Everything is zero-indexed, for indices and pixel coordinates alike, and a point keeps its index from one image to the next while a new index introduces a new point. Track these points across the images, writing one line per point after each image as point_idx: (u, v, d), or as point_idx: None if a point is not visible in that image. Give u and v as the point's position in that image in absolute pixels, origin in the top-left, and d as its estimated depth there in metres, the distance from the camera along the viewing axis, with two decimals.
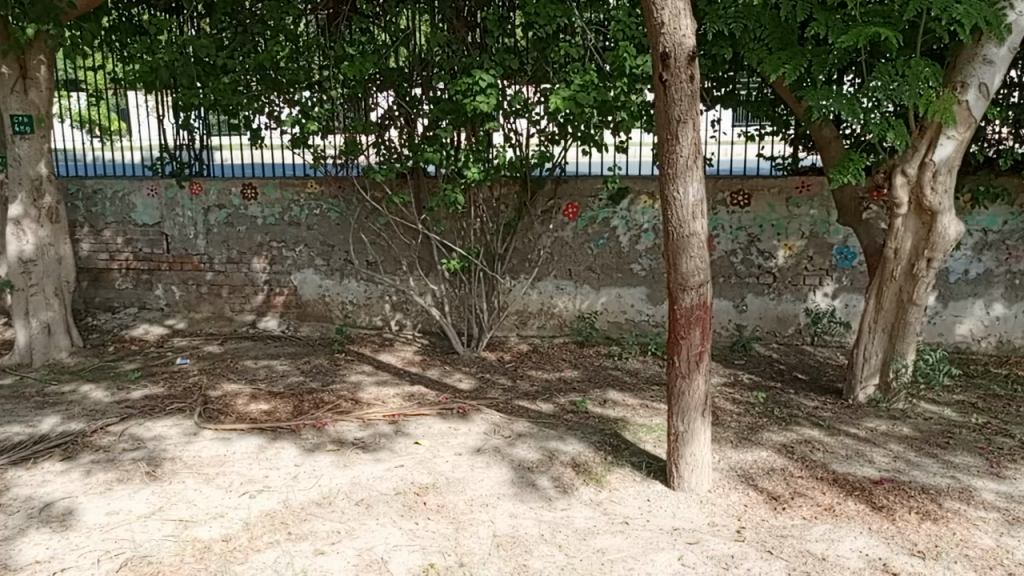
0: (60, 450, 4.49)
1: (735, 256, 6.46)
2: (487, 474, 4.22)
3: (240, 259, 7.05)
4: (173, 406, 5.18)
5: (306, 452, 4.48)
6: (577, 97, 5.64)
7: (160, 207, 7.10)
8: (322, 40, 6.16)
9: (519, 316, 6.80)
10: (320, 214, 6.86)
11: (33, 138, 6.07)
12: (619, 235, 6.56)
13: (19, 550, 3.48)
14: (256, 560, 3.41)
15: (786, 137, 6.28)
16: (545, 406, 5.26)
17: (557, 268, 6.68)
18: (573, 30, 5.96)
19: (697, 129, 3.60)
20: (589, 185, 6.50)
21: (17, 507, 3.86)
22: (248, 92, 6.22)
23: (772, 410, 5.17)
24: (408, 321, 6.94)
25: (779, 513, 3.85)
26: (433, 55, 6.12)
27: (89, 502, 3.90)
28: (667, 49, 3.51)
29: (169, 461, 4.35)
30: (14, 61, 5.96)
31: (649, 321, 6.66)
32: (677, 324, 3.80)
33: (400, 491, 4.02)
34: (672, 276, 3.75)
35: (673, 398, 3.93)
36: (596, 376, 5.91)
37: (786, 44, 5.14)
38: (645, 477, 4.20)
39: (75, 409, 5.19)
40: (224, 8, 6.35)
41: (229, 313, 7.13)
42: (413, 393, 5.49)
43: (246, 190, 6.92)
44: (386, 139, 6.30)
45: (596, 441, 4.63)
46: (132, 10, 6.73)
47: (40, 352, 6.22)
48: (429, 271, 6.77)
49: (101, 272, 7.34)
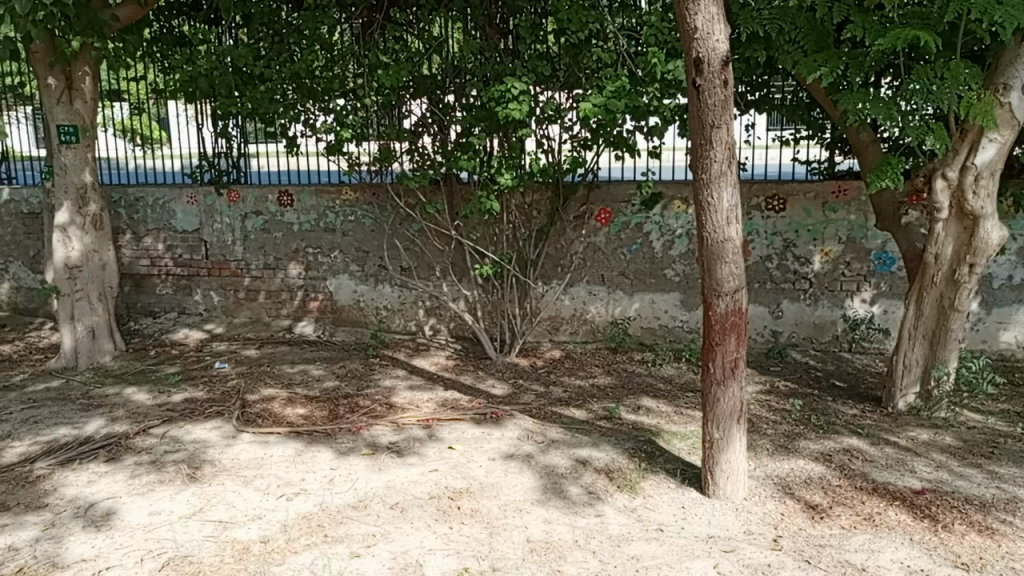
0: (105, 451, 4.60)
1: (771, 262, 6.38)
2: (520, 480, 4.23)
3: (276, 264, 7.16)
4: (212, 409, 5.28)
5: (341, 455, 4.54)
6: (609, 103, 5.65)
7: (200, 213, 7.25)
8: (356, 48, 6.23)
9: (552, 322, 6.80)
10: (355, 220, 6.94)
11: (78, 147, 6.25)
12: (652, 240, 6.52)
13: (66, 548, 3.58)
14: (294, 561, 3.46)
15: (823, 140, 6.23)
16: (579, 413, 5.25)
17: (590, 273, 6.67)
18: (605, 36, 5.99)
19: (731, 134, 3.58)
20: (622, 190, 6.49)
21: (63, 506, 3.96)
22: (284, 100, 6.30)
23: (809, 418, 5.09)
24: (442, 326, 6.99)
25: (817, 522, 3.79)
26: (466, 62, 6.20)
27: (132, 502, 3.99)
28: (701, 54, 3.50)
29: (209, 464, 4.44)
30: (60, 73, 6.14)
31: (683, 327, 6.60)
32: (712, 330, 3.78)
33: (434, 495, 4.05)
34: (706, 282, 3.73)
35: (708, 406, 3.92)
36: (629, 382, 5.89)
37: (822, 47, 5.11)
38: (680, 483, 4.19)
39: (119, 411, 5.31)
40: (261, 18, 6.48)
41: (266, 318, 7.24)
42: (447, 398, 5.52)
43: (282, 197, 7.03)
44: (419, 146, 6.35)
45: (630, 447, 4.62)
46: (173, 22, 6.94)
47: (85, 355, 6.39)
48: (462, 276, 6.81)
49: (143, 277, 7.51)
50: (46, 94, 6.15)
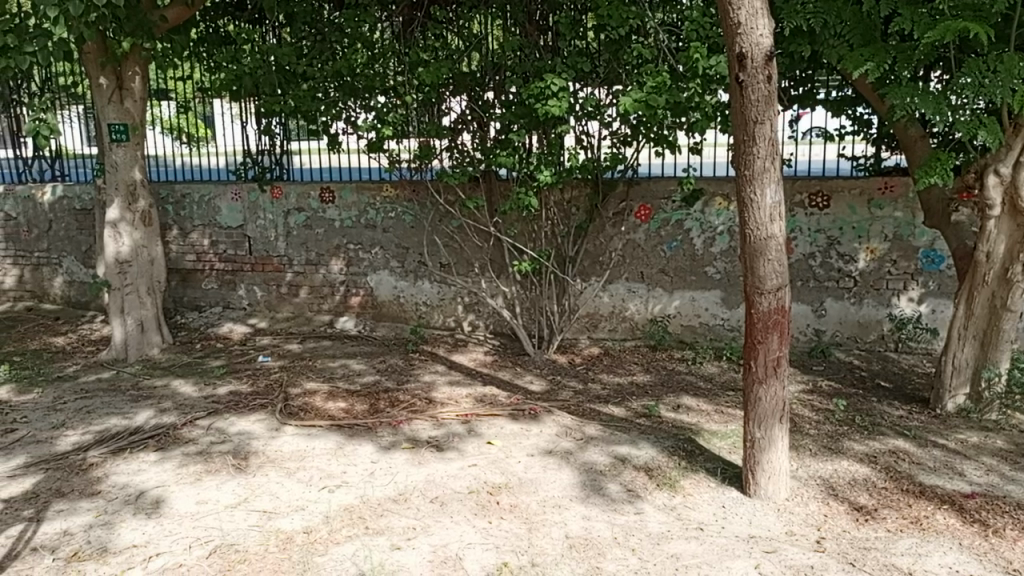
0: (154, 441, 4.73)
1: (814, 260, 6.28)
2: (559, 476, 4.23)
3: (318, 260, 7.27)
4: (257, 402, 5.39)
5: (381, 449, 4.60)
6: (650, 99, 5.61)
7: (243, 210, 7.38)
8: (397, 45, 6.30)
9: (590, 319, 6.78)
10: (395, 217, 7.00)
11: (128, 146, 6.41)
12: (692, 237, 6.45)
13: (117, 534, 3.69)
14: (336, 552, 3.52)
15: (868, 137, 6.10)
16: (618, 410, 5.24)
17: (629, 270, 6.64)
18: (645, 32, 5.95)
19: (774, 129, 3.54)
20: (663, 187, 6.44)
21: (115, 494, 4.09)
22: (326, 98, 6.39)
23: (853, 419, 5.00)
24: (481, 322, 7.02)
25: (862, 525, 3.73)
26: (505, 59, 6.20)
27: (181, 491, 4.09)
28: (744, 50, 3.45)
29: (254, 455, 4.53)
30: (112, 73, 6.30)
31: (724, 325, 6.53)
32: (754, 328, 3.74)
33: (473, 490, 4.08)
34: (749, 280, 3.69)
35: (750, 404, 3.88)
36: (669, 380, 5.85)
37: (868, 40, 4.99)
38: (720, 483, 4.15)
39: (167, 403, 5.45)
40: (304, 17, 6.58)
41: (308, 313, 7.36)
42: (485, 394, 5.55)
43: (324, 194, 7.14)
44: (459, 143, 6.39)
45: (670, 445, 4.59)
46: (218, 21, 7.06)
47: (134, 348, 6.57)
48: (501, 273, 6.83)
49: (189, 272, 7.68)
50: (98, 93, 6.32)
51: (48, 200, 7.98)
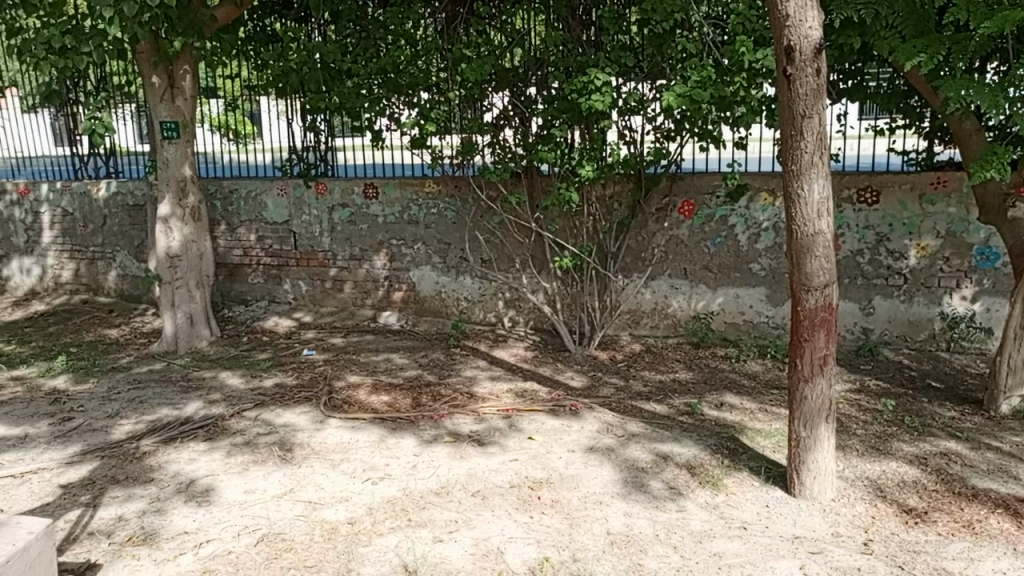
0: (203, 431, 4.86)
1: (862, 257, 6.14)
2: (600, 473, 4.23)
3: (362, 255, 7.36)
4: (302, 394, 5.49)
5: (424, 443, 4.65)
6: (693, 93, 5.53)
7: (289, 205, 7.51)
8: (440, 42, 6.34)
9: (632, 315, 6.75)
10: (437, 213, 7.05)
11: (179, 143, 6.58)
12: (737, 233, 6.36)
13: (169, 520, 3.80)
14: (379, 543, 3.57)
15: (920, 130, 5.94)
16: (660, 407, 5.21)
17: (672, 267, 6.58)
18: (690, 25, 5.88)
19: (823, 124, 3.47)
20: (706, 182, 6.36)
21: (166, 481, 4.20)
22: (370, 95, 6.48)
23: (903, 419, 4.90)
24: (521, 317, 7.02)
25: (911, 527, 3.65)
26: (549, 55, 6.13)
27: (229, 480, 4.19)
28: (792, 43, 3.39)
29: (299, 446, 4.62)
30: (164, 72, 6.47)
31: (769, 323, 6.43)
32: (800, 325, 3.68)
33: (515, 485, 4.10)
34: (795, 277, 3.64)
35: (795, 403, 3.82)
36: (712, 378, 5.79)
37: (921, 32, 4.88)
38: (764, 482, 4.10)
39: (216, 394, 5.58)
40: (349, 15, 6.67)
41: (352, 308, 7.46)
42: (526, 389, 5.57)
43: (367, 190, 7.22)
44: (500, 139, 6.40)
45: (713, 443, 4.54)
46: (265, 20, 7.21)
47: (184, 340, 6.74)
48: (542, 268, 6.84)
49: (236, 267, 7.84)
50: (150, 92, 6.48)
51: (103, 196, 8.22)
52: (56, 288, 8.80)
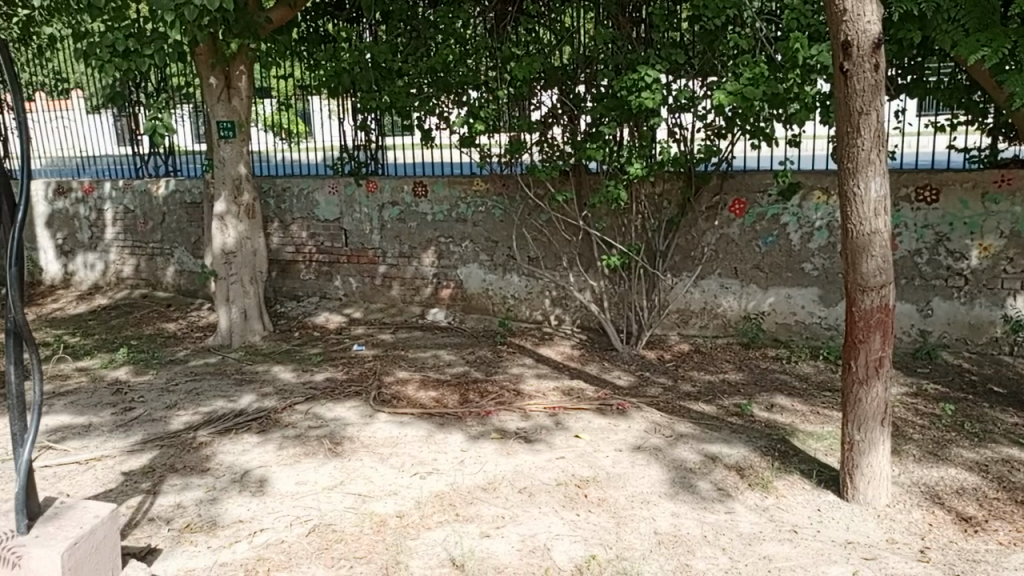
0: (256, 423, 4.98)
1: (920, 257, 5.97)
2: (648, 472, 4.20)
3: (411, 253, 7.45)
4: (352, 389, 5.59)
5: (471, 438, 4.69)
6: (745, 91, 5.45)
7: (340, 203, 7.64)
8: (490, 41, 6.36)
9: (681, 315, 6.68)
10: (485, 211, 7.09)
11: (235, 142, 6.74)
12: (789, 232, 6.24)
13: (225, 509, 3.91)
14: (427, 536, 3.62)
15: (984, 126, 5.81)
16: (709, 408, 5.15)
17: (722, 266, 6.49)
18: (742, 22, 5.80)
19: (881, 120, 3.39)
20: (758, 180, 6.27)
21: (222, 471, 4.33)
22: (420, 94, 6.56)
23: (962, 424, 4.75)
24: (568, 316, 7.01)
25: (970, 536, 3.55)
26: (599, 52, 6.12)
27: (282, 472, 4.29)
28: (849, 38, 3.32)
29: (349, 440, 4.70)
30: (221, 72, 6.64)
31: (821, 324, 6.30)
32: (855, 326, 3.61)
33: (561, 482, 4.10)
34: (851, 277, 3.56)
35: (849, 406, 3.75)
36: (762, 379, 5.71)
37: (985, 25, 4.75)
38: (816, 485, 4.03)
39: (268, 388, 5.72)
40: (400, 15, 6.76)
41: (401, 304, 7.56)
42: (573, 388, 5.56)
43: (417, 188, 7.30)
44: (549, 137, 6.39)
45: (763, 445, 4.48)
46: (318, 21, 7.31)
47: (238, 334, 6.94)
48: (589, 267, 6.83)
49: (288, 263, 8.01)
50: (208, 93, 6.66)
51: (162, 194, 8.48)
52: (118, 283, 9.11)
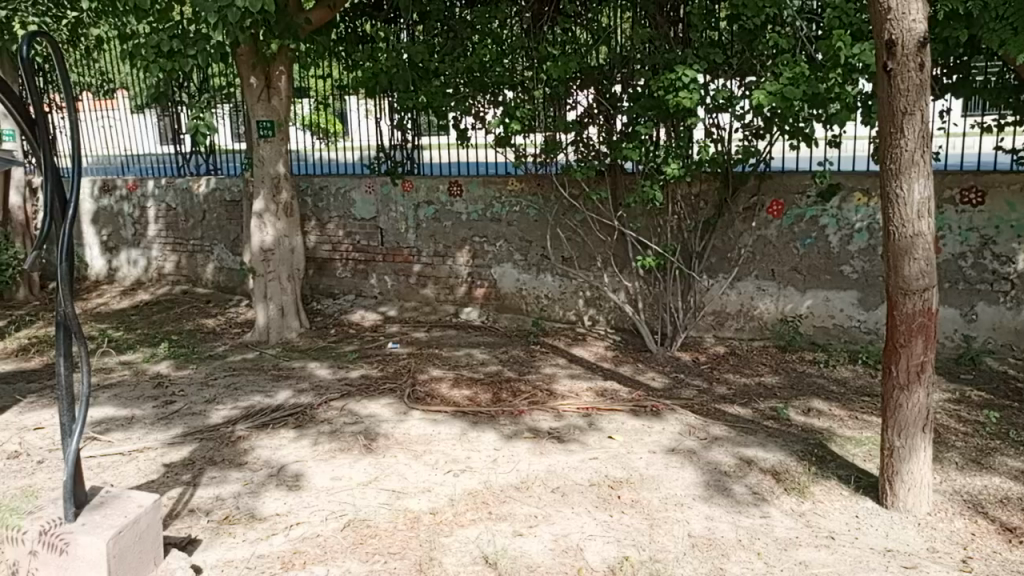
0: (293, 419, 5.05)
1: (965, 261, 5.84)
2: (682, 474, 4.18)
3: (445, 252, 7.49)
4: (386, 386, 5.64)
5: (504, 438, 4.70)
6: (786, 91, 5.38)
7: (376, 202, 7.71)
8: (527, 41, 6.38)
9: (716, 317, 6.62)
10: (520, 211, 7.09)
11: (274, 141, 6.84)
12: (828, 233, 6.14)
13: (262, 502, 3.97)
14: (461, 534, 3.64)
15: None
16: (744, 411, 5.10)
17: (759, 268, 6.41)
18: (782, 21, 5.74)
19: (926, 121, 3.33)
20: (797, 181, 6.16)
21: (259, 466, 4.40)
22: (456, 94, 6.59)
23: (1007, 433, 4.63)
24: (602, 316, 6.99)
25: (1015, 547, 3.46)
26: (635, 52, 6.10)
27: (317, 467, 4.35)
28: (894, 36, 3.26)
29: (383, 437, 4.74)
30: (261, 72, 6.74)
31: (861, 328, 6.19)
32: (897, 330, 3.55)
33: (595, 483, 4.09)
34: (893, 280, 3.50)
35: (889, 411, 3.68)
36: (799, 383, 5.63)
37: None
38: (854, 491, 3.96)
39: (304, 384, 5.80)
40: (438, 15, 6.81)
41: (435, 303, 7.61)
42: (606, 389, 5.55)
43: (452, 187, 7.33)
44: (585, 137, 6.38)
45: (799, 449, 4.42)
46: (357, 21, 7.39)
47: (275, 331, 7.04)
48: (624, 267, 6.80)
49: (325, 261, 8.11)
50: (249, 93, 6.76)
51: (202, 191, 8.65)
52: (159, 279, 9.31)
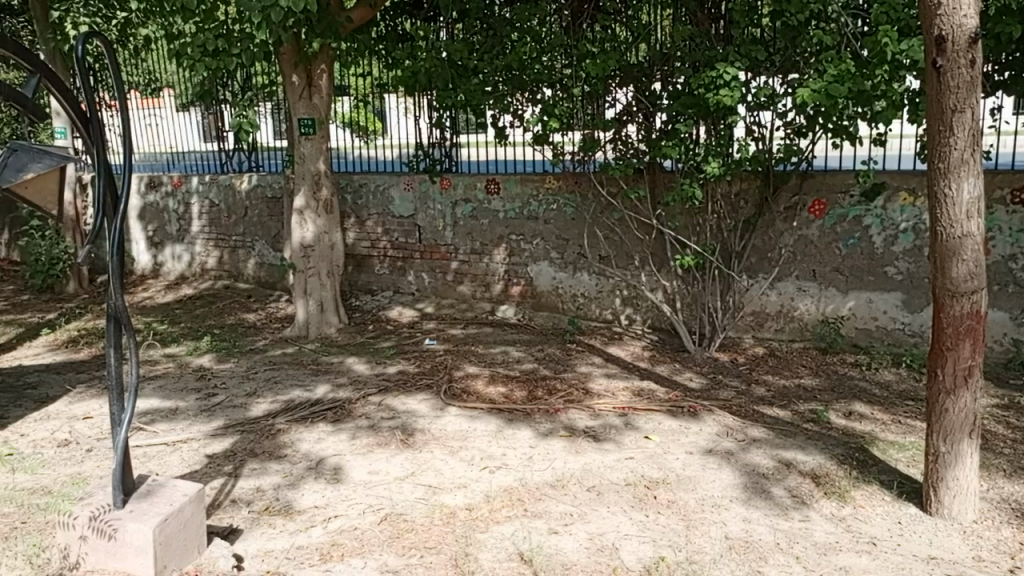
0: (331, 413, 5.12)
1: (1015, 262, 5.68)
2: (719, 476, 4.14)
3: (482, 250, 7.52)
4: (423, 382, 5.69)
5: (540, 435, 4.70)
6: (830, 88, 5.28)
7: (414, 200, 7.77)
8: (566, 39, 6.37)
9: (755, 317, 6.53)
10: (557, 209, 7.08)
11: (314, 139, 6.93)
12: (872, 234, 6.02)
13: (301, 495, 4.04)
14: (496, 530, 3.65)
15: None
16: (783, 413, 5.03)
17: (800, 268, 6.31)
18: (827, 17, 5.65)
19: (976, 118, 3.25)
20: (839, 180, 6.07)
21: (298, 458, 4.47)
22: (495, 91, 6.56)
23: None
24: (639, 316, 6.95)
25: None
26: (676, 49, 6.05)
27: (355, 461, 4.41)
28: (944, 32, 3.19)
29: (420, 432, 4.79)
30: (303, 71, 6.83)
31: (905, 330, 6.05)
32: (943, 333, 3.47)
33: (631, 482, 4.08)
34: (940, 282, 3.43)
35: (934, 415, 3.60)
36: (840, 386, 5.54)
37: None
38: (897, 497, 3.89)
39: (343, 379, 5.87)
40: (478, 13, 6.83)
41: (472, 300, 7.64)
42: (643, 388, 5.52)
43: (490, 185, 7.35)
44: (623, 135, 6.35)
45: (840, 453, 4.35)
46: (397, 20, 7.46)
47: (315, 327, 7.14)
48: (662, 266, 6.77)
49: (364, 258, 8.20)
50: (291, 90, 6.86)
51: (245, 188, 8.81)
52: (203, 274, 9.51)
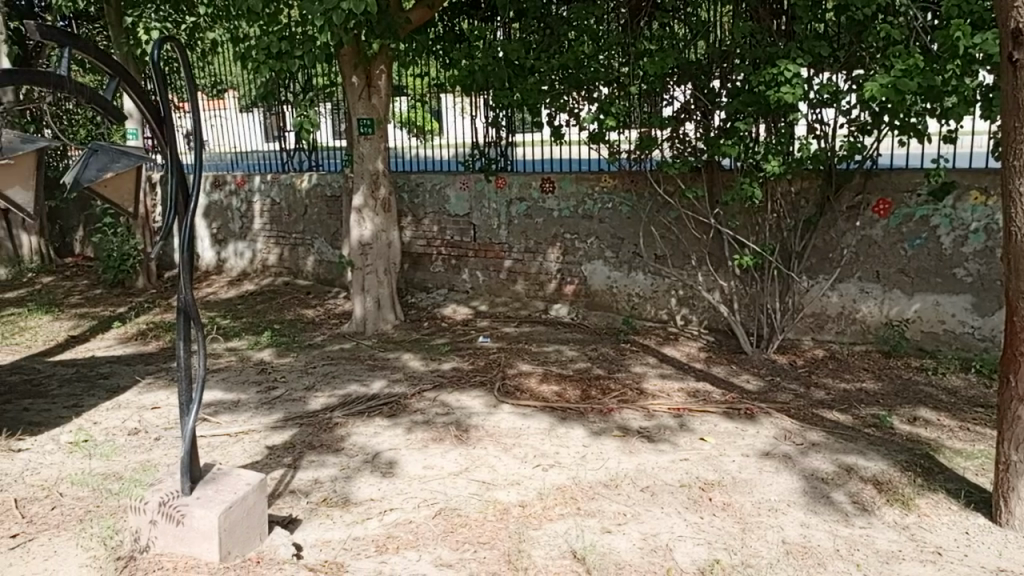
0: (387, 407, 5.21)
1: None
2: (777, 479, 4.06)
3: (536, 249, 7.53)
4: (476, 379, 5.73)
5: (593, 434, 4.69)
6: (898, 83, 5.10)
7: (469, 199, 7.82)
8: (623, 37, 6.34)
9: (815, 319, 6.38)
10: (613, 207, 7.05)
11: (374, 138, 7.05)
12: (940, 234, 5.84)
13: (358, 487, 4.12)
14: (549, 528, 3.66)
15: None
16: (844, 417, 4.91)
17: (863, 269, 6.14)
18: (894, 10, 5.51)
19: None
20: (906, 179, 5.90)
21: (355, 452, 4.56)
22: (552, 91, 6.50)
23: None
24: (695, 316, 6.88)
25: None
26: (736, 46, 5.97)
27: (410, 455, 4.48)
28: (1020, 25, 3.07)
29: (474, 428, 4.83)
30: (362, 71, 6.96)
31: (974, 334, 5.85)
32: (1017, 337, 3.35)
33: (685, 484, 4.04)
34: (1014, 284, 3.30)
35: (1005, 422, 3.47)
36: (904, 390, 5.38)
37: None
38: (964, 506, 3.76)
39: (398, 374, 5.96)
40: (535, 13, 6.85)
41: (525, 298, 7.66)
42: (698, 389, 5.45)
43: (545, 184, 7.36)
44: (681, 133, 6.28)
45: (903, 459, 4.23)
46: (455, 20, 7.54)
47: (371, 323, 7.26)
48: (719, 266, 6.69)
49: (419, 256, 8.30)
50: (351, 91, 7.00)
51: (305, 187, 9.02)
52: (264, 270, 9.76)
